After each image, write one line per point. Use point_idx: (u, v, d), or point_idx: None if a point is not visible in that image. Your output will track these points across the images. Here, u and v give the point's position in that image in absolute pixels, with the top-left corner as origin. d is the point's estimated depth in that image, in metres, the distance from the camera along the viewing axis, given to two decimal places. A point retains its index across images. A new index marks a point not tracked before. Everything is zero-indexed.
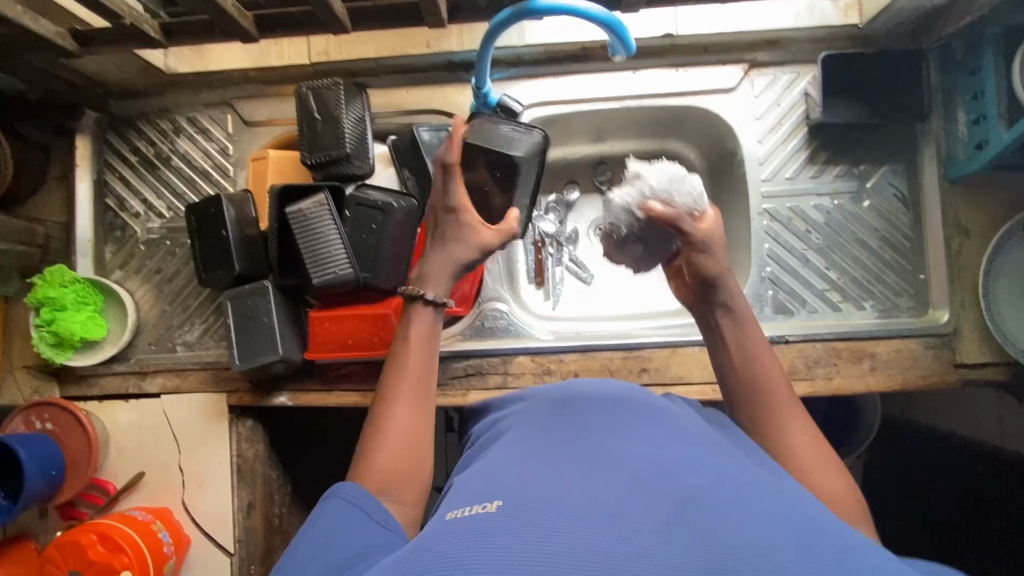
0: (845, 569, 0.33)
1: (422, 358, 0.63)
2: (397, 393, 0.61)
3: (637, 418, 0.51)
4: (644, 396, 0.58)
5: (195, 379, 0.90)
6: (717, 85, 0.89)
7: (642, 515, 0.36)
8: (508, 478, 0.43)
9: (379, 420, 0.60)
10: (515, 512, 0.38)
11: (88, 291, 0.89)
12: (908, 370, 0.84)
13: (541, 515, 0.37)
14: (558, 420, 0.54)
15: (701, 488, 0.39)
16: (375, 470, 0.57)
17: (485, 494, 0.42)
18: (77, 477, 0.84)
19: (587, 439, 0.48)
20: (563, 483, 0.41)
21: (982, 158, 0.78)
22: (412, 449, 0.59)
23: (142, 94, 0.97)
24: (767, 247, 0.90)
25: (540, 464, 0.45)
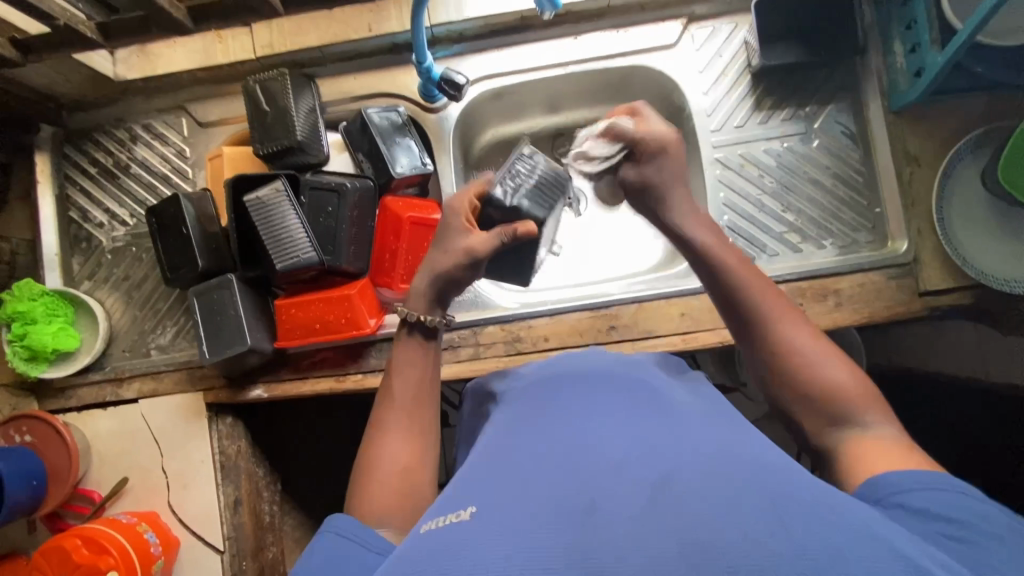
0: (811, 526, 0.34)
1: (410, 378, 0.65)
2: (387, 426, 0.62)
3: (614, 399, 0.53)
4: (618, 374, 0.59)
5: (171, 380, 0.92)
6: (658, 42, 0.91)
7: (614, 503, 0.38)
8: (487, 481, 0.44)
9: (371, 458, 0.60)
10: (490, 519, 0.39)
11: (57, 304, 0.91)
12: (872, 303, 0.84)
13: (520, 517, 0.38)
14: (538, 407, 0.56)
15: (675, 469, 0.41)
16: (370, 506, 0.56)
17: (463, 499, 0.43)
18: (59, 487, 0.87)
19: (562, 427, 0.50)
20: (538, 479, 0.42)
21: (920, 85, 0.79)
22: (411, 473, 0.59)
23: (95, 105, 0.97)
24: (723, 196, 0.90)
25: (517, 458, 0.46)
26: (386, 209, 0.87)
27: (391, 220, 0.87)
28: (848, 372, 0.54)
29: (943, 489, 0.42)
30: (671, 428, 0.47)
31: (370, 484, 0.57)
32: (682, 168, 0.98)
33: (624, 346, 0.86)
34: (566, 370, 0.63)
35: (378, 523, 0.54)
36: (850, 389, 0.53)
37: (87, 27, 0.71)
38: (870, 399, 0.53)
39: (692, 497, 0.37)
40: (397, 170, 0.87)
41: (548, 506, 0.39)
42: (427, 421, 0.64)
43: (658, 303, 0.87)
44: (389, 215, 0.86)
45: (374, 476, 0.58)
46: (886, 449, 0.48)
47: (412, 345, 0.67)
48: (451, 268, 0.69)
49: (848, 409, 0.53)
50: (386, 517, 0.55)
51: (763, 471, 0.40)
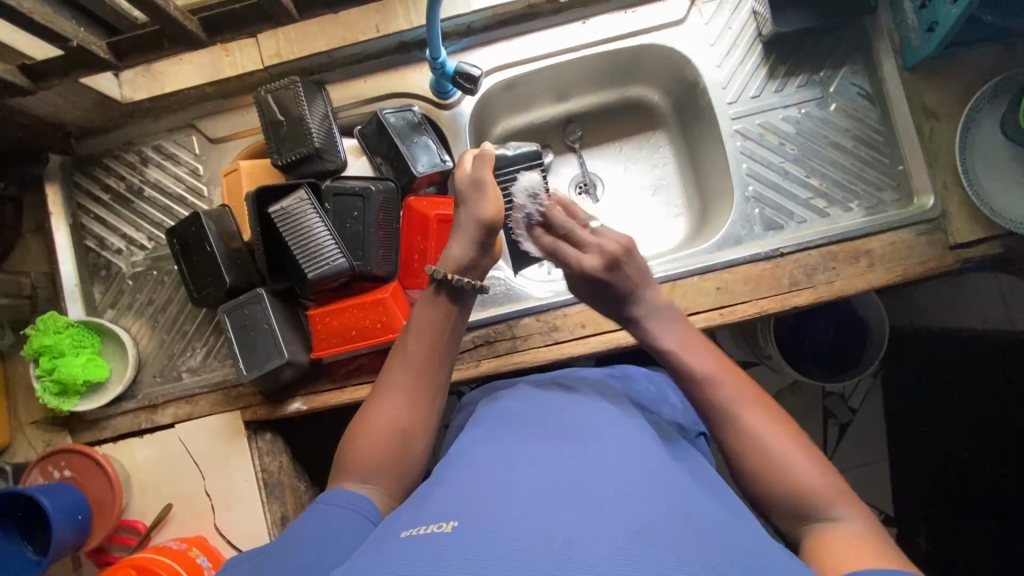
0: None
1: (428, 340, 0.65)
2: (393, 381, 0.64)
3: (603, 440, 0.53)
4: (607, 415, 0.60)
5: (207, 402, 0.90)
6: (668, 19, 0.90)
7: (591, 542, 0.38)
8: (471, 498, 0.45)
9: (371, 407, 0.63)
10: (469, 534, 0.39)
11: (84, 334, 0.89)
12: (905, 260, 0.84)
13: (494, 536, 0.39)
14: (526, 436, 0.55)
15: (655, 523, 0.41)
16: (358, 456, 0.60)
17: (446, 513, 0.43)
18: (104, 520, 0.85)
19: (550, 459, 0.50)
20: (522, 505, 0.42)
21: (936, 38, 0.80)
22: (404, 435, 0.61)
23: (103, 130, 0.95)
24: (745, 167, 0.90)
25: (502, 482, 0.47)
26: (411, 210, 0.86)
27: (417, 220, 0.86)
28: (816, 471, 0.53)
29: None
30: (651, 481, 0.47)
31: (365, 432, 0.61)
32: (699, 144, 0.98)
33: None
34: (555, 404, 0.62)
35: (365, 479, 0.59)
36: (811, 483, 0.52)
37: (100, 48, 0.70)
38: (841, 495, 0.52)
39: (669, 557, 0.37)
40: (419, 169, 0.86)
41: (526, 530, 0.39)
42: (434, 385, 0.64)
43: (693, 280, 0.86)
44: (414, 215, 0.86)
45: (369, 427, 0.61)
46: (852, 543, 0.47)
47: (437, 304, 0.67)
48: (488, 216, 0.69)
49: (817, 502, 0.52)
50: (367, 474, 0.59)
51: (738, 548, 0.40)
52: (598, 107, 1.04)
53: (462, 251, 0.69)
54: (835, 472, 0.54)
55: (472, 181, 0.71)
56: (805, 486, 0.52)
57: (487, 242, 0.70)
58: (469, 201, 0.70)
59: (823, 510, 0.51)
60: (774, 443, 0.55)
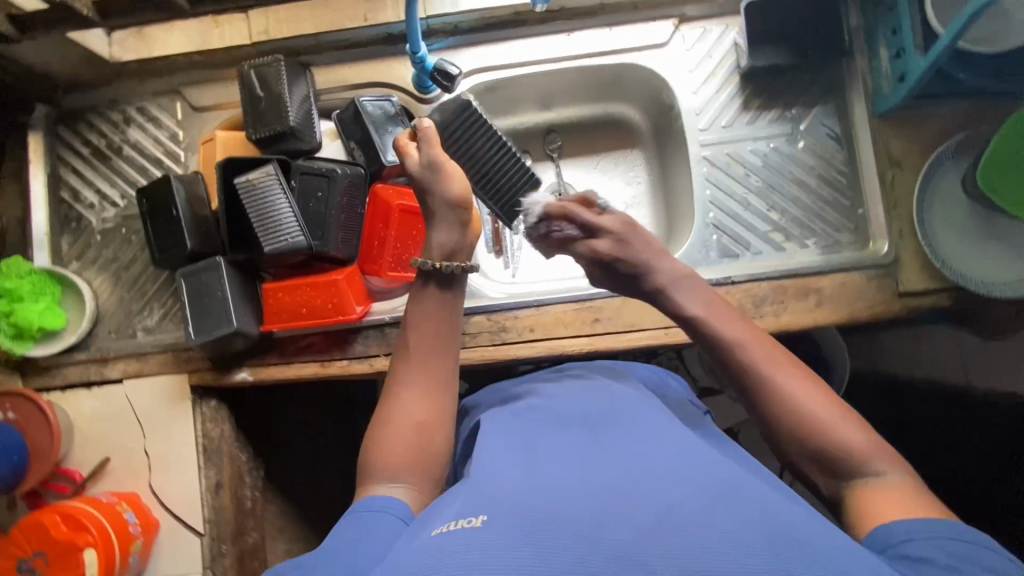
0: (811, 564, 0.37)
1: (431, 332, 0.66)
2: (405, 378, 0.64)
3: (616, 426, 0.56)
4: (620, 403, 0.61)
5: (157, 362, 0.92)
6: (650, 41, 0.92)
7: (616, 525, 0.40)
8: (495, 491, 0.47)
9: (387, 407, 0.63)
10: (496, 525, 0.41)
11: (44, 283, 0.91)
12: (854, 302, 0.85)
13: (525, 526, 0.41)
14: (543, 429, 0.58)
15: (683, 496, 0.43)
16: (384, 459, 0.58)
17: (474, 504, 0.45)
18: (41, 465, 0.86)
19: (571, 449, 0.52)
20: (550, 493, 0.45)
21: (904, 88, 0.81)
22: (426, 428, 0.61)
23: (90, 86, 0.97)
24: (709, 194, 0.92)
25: (526, 474, 0.48)
26: (376, 197, 0.88)
27: (381, 209, 0.88)
28: (855, 428, 0.56)
29: (948, 539, 0.45)
30: (676, 456, 0.50)
31: (387, 433, 0.60)
32: (671, 166, 1.00)
33: (607, 338, 0.87)
34: (574, 395, 0.64)
35: (394, 479, 0.57)
36: (855, 448, 0.54)
37: (85, 6, 0.72)
38: (877, 451, 0.54)
39: (694, 522, 0.40)
40: (388, 158, 0.88)
41: (556, 518, 0.41)
42: (445, 375, 0.65)
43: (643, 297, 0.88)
44: (379, 202, 0.88)
45: (388, 428, 0.60)
46: (896, 500, 0.50)
47: (435, 296, 0.68)
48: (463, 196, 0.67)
49: (858, 459, 0.54)
50: (396, 472, 0.58)
51: (766, 508, 0.43)
52: (579, 119, 1.05)
53: (447, 236, 0.68)
54: (876, 435, 0.56)
55: (427, 163, 0.68)
56: (849, 450, 0.54)
57: (461, 219, 0.68)
58: (436, 186, 0.68)
59: (864, 471, 0.54)
60: (812, 404, 0.57)
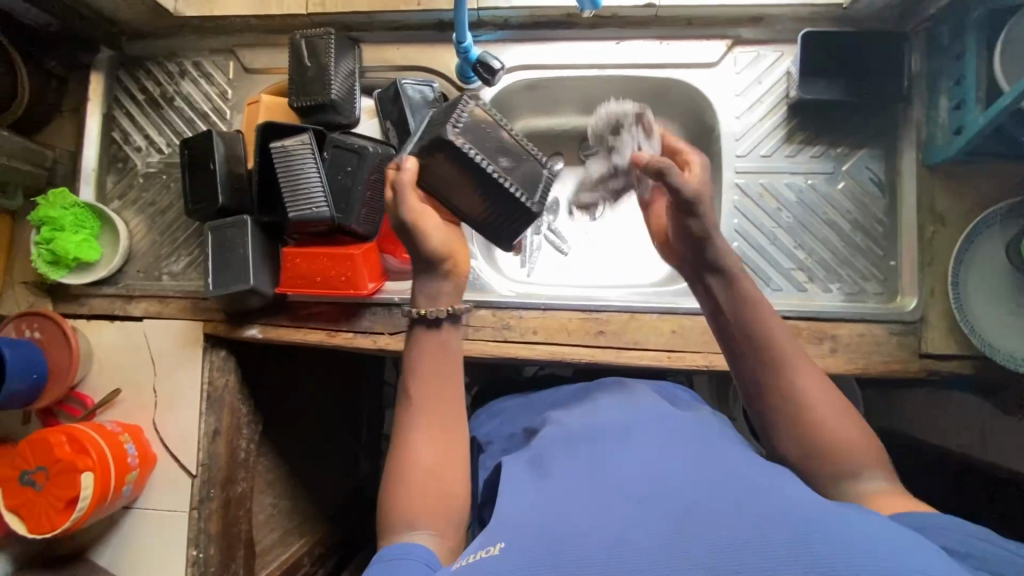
0: (841, 553, 0.36)
1: (439, 368, 0.64)
2: (412, 424, 0.62)
3: (628, 441, 0.56)
4: (640, 417, 0.61)
5: (176, 306, 0.96)
6: (699, 59, 0.90)
7: (637, 534, 0.41)
8: (516, 519, 0.48)
9: (397, 456, 0.61)
10: (513, 550, 0.42)
11: (85, 216, 0.96)
12: (869, 355, 0.82)
13: (542, 545, 0.42)
14: (561, 447, 0.59)
15: (700, 500, 0.43)
16: (404, 509, 0.58)
17: (494, 536, 0.47)
18: (56, 386, 0.91)
19: (584, 467, 0.53)
20: (567, 514, 0.45)
21: (958, 142, 0.78)
22: (439, 472, 0.60)
23: (153, 36, 1.01)
24: (736, 223, 0.90)
25: (545, 499, 0.50)
26: None
27: None
28: (851, 428, 0.56)
29: (968, 527, 0.44)
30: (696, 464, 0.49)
31: (402, 481, 0.59)
32: None
33: (609, 352, 0.87)
34: (596, 414, 0.65)
35: (414, 531, 0.56)
36: (850, 443, 0.55)
37: None
38: (873, 457, 0.55)
39: (714, 524, 0.40)
40: None
41: (574, 534, 0.42)
42: (455, 415, 0.64)
43: (651, 316, 0.87)
44: None
45: (404, 476, 0.60)
46: (896, 500, 0.51)
47: (437, 337, 0.65)
48: (434, 251, 0.64)
49: (852, 460, 0.54)
50: (421, 522, 0.57)
51: (791, 501, 0.42)
52: None
53: (436, 284, 0.66)
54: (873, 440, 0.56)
55: (404, 223, 0.64)
56: (845, 445, 0.55)
57: (435, 274, 0.65)
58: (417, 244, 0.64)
59: (859, 470, 0.54)
60: (820, 399, 0.57)
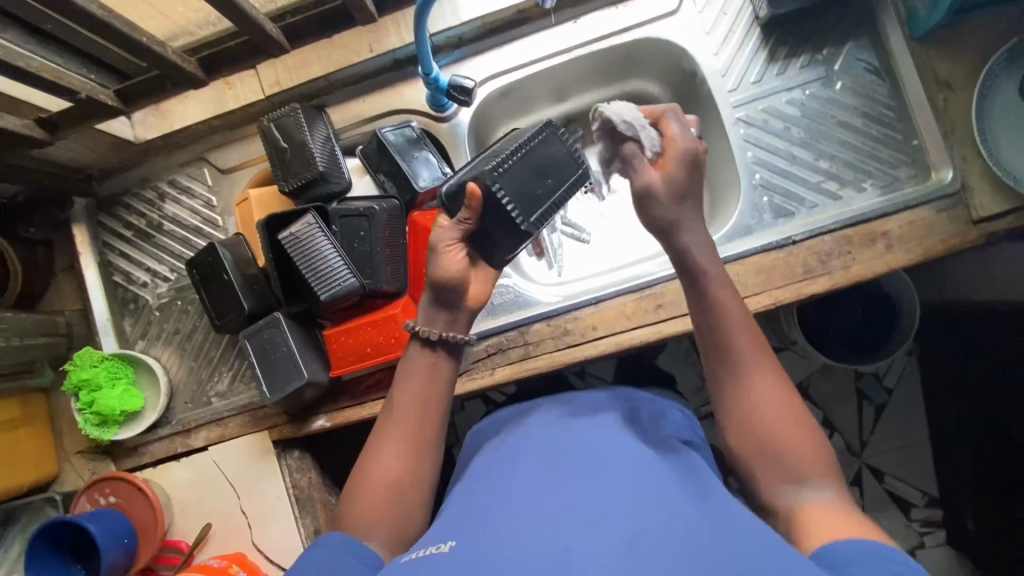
0: None
1: (415, 391, 0.66)
2: (386, 435, 0.65)
3: (593, 457, 0.55)
4: (600, 428, 0.62)
5: (235, 424, 0.94)
6: (660, 11, 0.89)
7: (581, 556, 0.41)
8: (467, 522, 0.50)
9: (366, 462, 0.64)
10: (462, 553, 0.45)
11: (118, 366, 0.94)
12: (925, 240, 0.81)
13: (486, 556, 0.44)
14: (523, 455, 0.60)
15: (644, 530, 0.44)
16: (357, 513, 0.61)
17: (443, 536, 0.49)
18: (150, 541, 0.89)
19: (544, 475, 0.54)
20: (515, 523, 0.47)
21: (943, 5, 0.76)
22: (398, 486, 0.62)
23: (120, 170, 0.99)
24: (751, 155, 0.88)
25: (500, 503, 0.51)
26: (417, 224, 0.87)
27: (424, 235, 0.88)
28: (811, 443, 0.57)
29: (883, 559, 0.44)
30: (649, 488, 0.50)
31: (363, 488, 0.62)
32: (703, 135, 0.97)
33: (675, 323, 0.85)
34: (556, 422, 0.65)
35: (366, 535, 0.59)
36: (796, 448, 0.56)
37: (107, 96, 0.74)
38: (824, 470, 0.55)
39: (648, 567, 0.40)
40: (420, 184, 0.87)
41: (516, 550, 0.44)
42: (429, 436, 0.65)
43: None
44: (420, 230, 0.88)
45: (367, 483, 0.62)
46: (834, 513, 0.51)
47: (430, 363, 0.68)
48: (450, 279, 0.67)
49: (804, 473, 0.55)
50: (370, 528, 0.59)
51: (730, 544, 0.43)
52: (598, 105, 1.02)
53: (437, 312, 0.68)
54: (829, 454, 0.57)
55: (452, 244, 0.69)
56: (791, 450, 0.56)
57: (451, 301, 0.68)
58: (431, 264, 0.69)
59: (804, 475, 0.55)
60: (774, 400, 0.59)
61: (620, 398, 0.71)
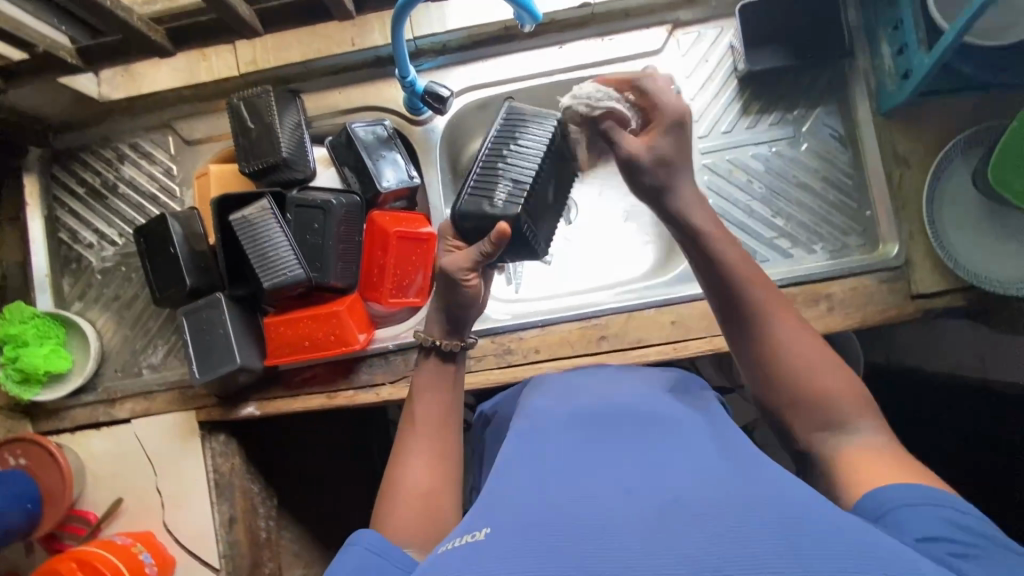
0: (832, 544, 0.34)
1: (437, 400, 0.65)
2: (410, 447, 0.63)
3: (612, 427, 0.53)
4: (621, 404, 0.58)
5: (163, 400, 0.92)
6: (643, 48, 0.90)
7: (627, 521, 0.38)
8: (498, 503, 0.44)
9: (393, 476, 0.60)
10: (503, 534, 0.39)
11: (48, 326, 0.91)
12: (864, 307, 0.83)
13: (527, 531, 0.38)
14: (540, 429, 0.55)
15: (685, 490, 0.40)
16: (394, 523, 0.56)
17: (478, 521, 0.42)
18: (54, 510, 0.86)
19: (572, 447, 0.50)
20: (552, 496, 0.42)
21: (908, 86, 0.79)
22: (434, 494, 0.59)
23: (82, 125, 0.97)
24: (711, 203, 0.90)
25: (530, 480, 0.46)
26: (374, 223, 0.87)
27: (379, 235, 0.86)
28: (840, 378, 0.55)
29: (930, 508, 0.44)
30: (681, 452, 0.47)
31: (394, 501, 0.58)
32: None
33: (614, 356, 0.86)
34: (572, 398, 0.62)
35: (404, 544, 0.54)
36: (836, 392, 0.54)
37: (67, 54, 0.75)
38: (861, 405, 0.54)
39: (702, 518, 0.37)
40: (384, 184, 0.87)
41: (561, 520, 0.39)
42: (454, 442, 0.64)
43: (649, 312, 0.86)
44: (377, 229, 0.86)
45: (399, 496, 0.58)
46: (879, 457, 0.50)
47: (439, 369, 0.67)
48: (468, 305, 0.66)
49: (842, 409, 0.54)
50: (410, 537, 0.55)
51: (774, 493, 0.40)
52: None
53: (440, 326, 0.67)
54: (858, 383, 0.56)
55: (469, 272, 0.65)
56: (830, 394, 0.54)
57: (461, 320, 0.67)
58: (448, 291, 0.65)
59: (843, 421, 0.53)
60: (803, 353, 0.56)
61: (636, 378, 0.68)
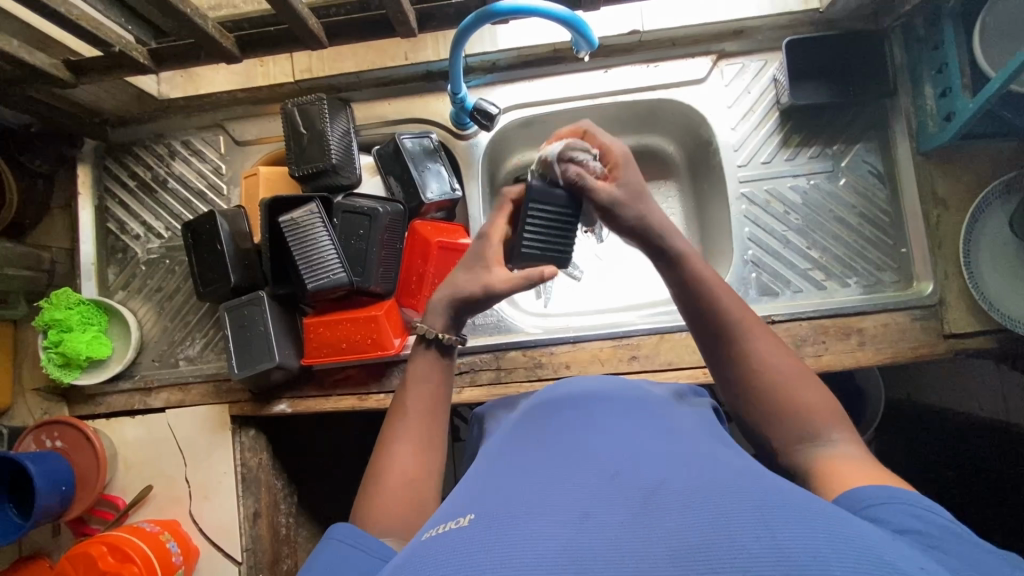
0: (813, 532, 0.32)
1: (426, 393, 0.64)
2: (398, 436, 0.62)
3: (598, 413, 0.52)
4: (615, 392, 0.57)
5: (198, 392, 0.94)
6: (687, 77, 0.92)
7: (606, 512, 0.36)
8: (486, 492, 0.42)
9: (378, 467, 0.60)
10: (485, 522, 0.37)
11: (92, 312, 0.93)
12: (896, 343, 0.83)
13: (509, 521, 0.36)
14: (539, 422, 0.54)
15: (666, 480, 0.39)
16: (375, 513, 0.56)
17: (464, 508, 0.41)
18: (87, 493, 0.88)
19: (563, 437, 0.48)
20: (537, 486, 0.40)
21: (950, 129, 0.80)
22: (417, 485, 0.58)
23: (138, 120, 1.00)
24: (747, 231, 0.91)
25: (518, 470, 0.44)
26: (415, 233, 0.89)
27: (420, 245, 0.89)
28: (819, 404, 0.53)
29: (915, 506, 0.41)
30: (667, 441, 0.46)
31: (378, 490, 0.57)
32: (707, 200, 1.00)
33: (644, 376, 0.87)
34: (565, 388, 0.61)
35: (384, 533, 0.54)
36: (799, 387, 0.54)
37: (139, 53, 0.76)
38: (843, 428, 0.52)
39: (685, 508, 0.35)
40: (427, 196, 0.89)
41: (542, 511, 0.37)
42: (440, 431, 0.63)
43: (681, 336, 0.88)
44: (417, 238, 0.89)
45: (382, 486, 0.58)
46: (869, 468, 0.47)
47: (430, 362, 0.66)
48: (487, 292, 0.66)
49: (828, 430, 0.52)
50: (386, 527, 0.55)
51: (753, 482, 0.38)
52: None
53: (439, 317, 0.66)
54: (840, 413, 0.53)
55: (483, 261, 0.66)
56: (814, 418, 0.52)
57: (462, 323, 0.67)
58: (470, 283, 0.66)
59: (816, 427, 0.52)
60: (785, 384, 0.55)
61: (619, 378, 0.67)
